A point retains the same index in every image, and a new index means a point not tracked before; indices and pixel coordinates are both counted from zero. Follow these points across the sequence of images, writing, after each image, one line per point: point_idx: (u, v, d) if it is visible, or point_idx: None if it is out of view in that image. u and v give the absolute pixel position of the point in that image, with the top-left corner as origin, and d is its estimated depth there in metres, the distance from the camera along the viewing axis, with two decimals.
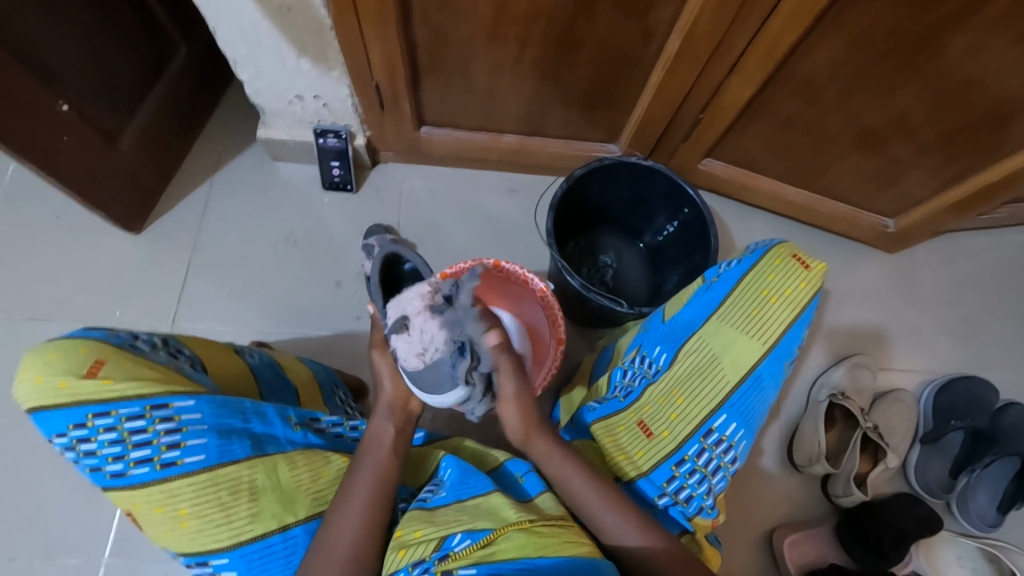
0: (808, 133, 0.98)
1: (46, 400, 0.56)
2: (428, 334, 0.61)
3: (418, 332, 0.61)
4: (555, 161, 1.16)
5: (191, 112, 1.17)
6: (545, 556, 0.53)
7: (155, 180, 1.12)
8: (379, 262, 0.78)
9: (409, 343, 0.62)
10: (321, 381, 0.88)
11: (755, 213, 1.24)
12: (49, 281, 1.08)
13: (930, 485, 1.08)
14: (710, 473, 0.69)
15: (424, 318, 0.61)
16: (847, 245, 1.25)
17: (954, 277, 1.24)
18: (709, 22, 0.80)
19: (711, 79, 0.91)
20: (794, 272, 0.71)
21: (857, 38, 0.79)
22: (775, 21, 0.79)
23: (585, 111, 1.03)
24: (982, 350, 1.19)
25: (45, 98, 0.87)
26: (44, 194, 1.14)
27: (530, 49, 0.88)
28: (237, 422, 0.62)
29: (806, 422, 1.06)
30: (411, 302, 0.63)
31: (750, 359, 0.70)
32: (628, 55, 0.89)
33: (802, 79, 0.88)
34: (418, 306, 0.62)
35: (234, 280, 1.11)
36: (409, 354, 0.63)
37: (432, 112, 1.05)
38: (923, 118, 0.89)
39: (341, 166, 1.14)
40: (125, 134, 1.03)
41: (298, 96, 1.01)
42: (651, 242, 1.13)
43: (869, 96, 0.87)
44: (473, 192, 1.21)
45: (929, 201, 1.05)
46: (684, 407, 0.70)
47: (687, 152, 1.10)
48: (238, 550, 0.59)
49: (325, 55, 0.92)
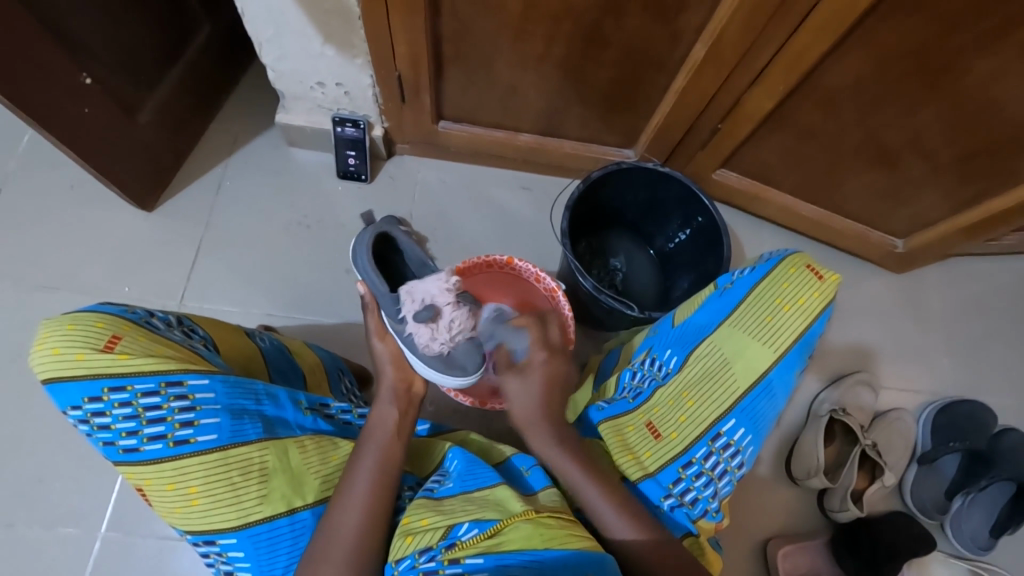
0: (825, 148, 0.99)
1: (63, 371, 0.56)
2: (455, 324, 0.73)
3: (446, 322, 0.73)
4: (570, 162, 1.16)
5: (209, 92, 1.17)
6: (552, 548, 0.54)
7: (171, 157, 1.12)
8: (370, 240, 0.80)
9: (436, 332, 0.73)
10: (328, 367, 0.88)
11: (765, 226, 1.25)
12: (59, 251, 1.08)
13: (925, 504, 1.08)
14: (717, 476, 0.69)
15: (455, 310, 0.73)
16: (855, 263, 1.26)
17: (958, 300, 1.25)
18: (736, 32, 0.81)
19: (734, 89, 0.92)
20: (808, 281, 0.72)
21: (880, 56, 0.80)
22: (802, 35, 0.80)
23: (605, 113, 1.03)
24: (983, 374, 1.20)
25: (69, 67, 0.87)
26: (58, 164, 1.14)
27: (556, 48, 0.88)
28: (250, 403, 0.62)
29: (806, 436, 1.06)
30: (439, 294, 0.73)
31: (761, 366, 0.71)
32: (652, 59, 0.90)
33: (824, 94, 0.89)
34: (450, 298, 0.73)
35: (243, 262, 1.11)
36: (432, 340, 0.73)
37: (452, 107, 1.06)
38: (941, 140, 0.90)
39: (357, 156, 1.14)
40: (144, 109, 1.04)
41: (319, 82, 1.02)
42: (661, 248, 1.13)
43: (888, 115, 0.88)
44: (487, 189, 1.21)
45: (940, 223, 1.06)
46: (693, 409, 0.70)
47: (703, 160, 1.10)
48: (246, 531, 0.59)
49: (351, 43, 0.93)
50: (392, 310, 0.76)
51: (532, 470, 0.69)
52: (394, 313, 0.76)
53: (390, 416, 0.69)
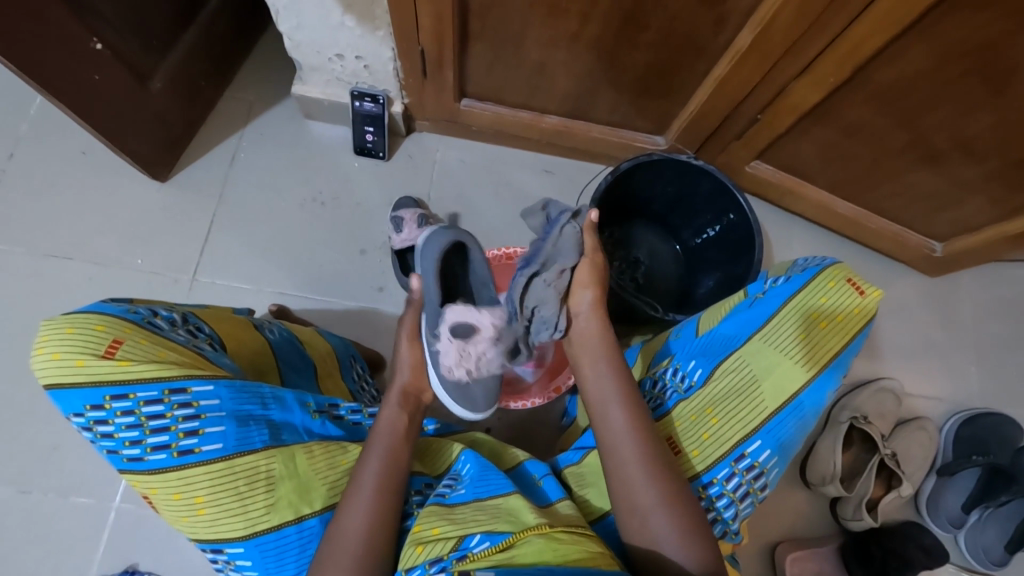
0: (871, 145, 0.93)
1: (63, 378, 0.55)
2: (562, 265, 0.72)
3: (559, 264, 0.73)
4: (597, 146, 1.11)
5: (224, 59, 1.13)
6: (563, 564, 0.52)
7: (185, 126, 1.09)
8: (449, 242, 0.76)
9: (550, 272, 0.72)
10: (339, 356, 0.87)
11: (796, 221, 1.20)
12: (72, 219, 1.06)
13: (940, 516, 1.06)
14: (738, 498, 0.67)
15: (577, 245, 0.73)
16: (887, 264, 1.20)
17: (992, 308, 1.20)
18: (789, 17, 0.74)
19: (779, 78, 0.86)
20: (848, 296, 0.69)
21: (945, 52, 0.73)
22: (862, 24, 0.73)
23: (637, 97, 0.98)
24: (1012, 386, 1.16)
25: (79, 32, 0.83)
26: (71, 129, 1.11)
27: (592, 28, 0.82)
28: (256, 408, 0.61)
29: (823, 442, 1.04)
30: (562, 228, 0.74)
31: (793, 385, 0.67)
32: (693, 44, 0.84)
33: (878, 88, 0.82)
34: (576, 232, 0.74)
35: (256, 238, 1.09)
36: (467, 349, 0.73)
37: (476, 84, 1.00)
38: (999, 145, 0.83)
39: (374, 132, 1.10)
40: (158, 76, 1.00)
41: (338, 54, 0.97)
42: (689, 242, 1.08)
43: (944, 115, 0.82)
44: (507, 171, 1.17)
45: (985, 229, 1.00)
46: (717, 428, 0.67)
47: (737, 151, 1.05)
48: (254, 540, 0.58)
49: (372, 14, 0.87)
50: (431, 322, 0.74)
51: (544, 480, 0.69)
52: (434, 322, 0.74)
53: (390, 414, 0.67)
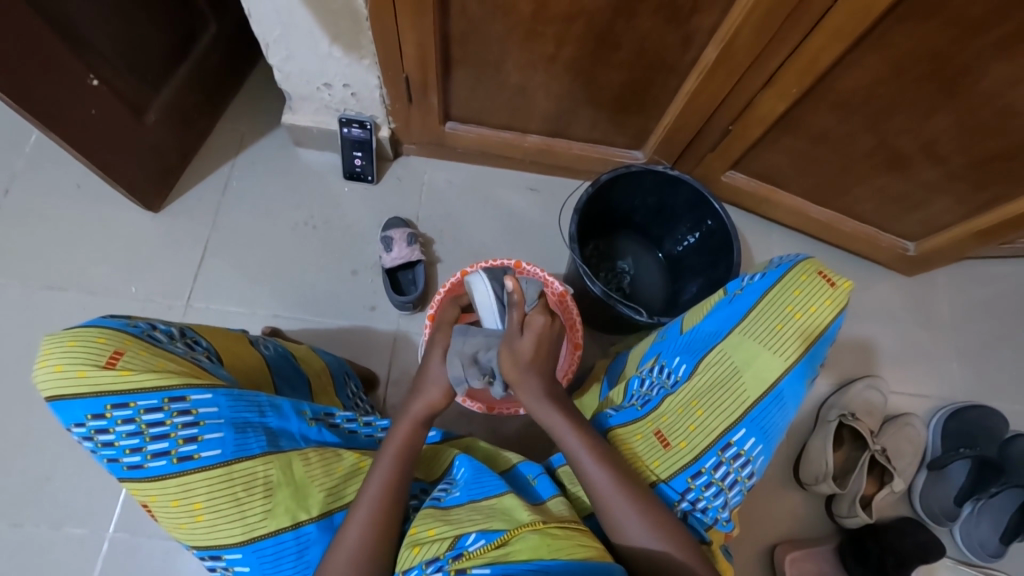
0: (838, 150, 0.98)
1: (64, 389, 0.56)
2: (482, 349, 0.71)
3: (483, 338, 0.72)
4: (578, 162, 1.15)
5: (215, 92, 1.17)
6: (557, 558, 0.53)
7: (178, 156, 1.12)
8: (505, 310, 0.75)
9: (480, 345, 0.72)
10: (334, 372, 0.89)
11: (775, 228, 1.24)
12: (67, 251, 1.08)
13: (934, 511, 1.07)
14: (727, 486, 0.69)
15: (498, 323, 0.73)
16: (864, 266, 1.25)
17: (969, 304, 1.24)
18: (751, 33, 0.79)
19: (746, 90, 0.91)
20: (820, 289, 0.71)
21: (897, 59, 0.78)
22: (818, 35, 0.78)
23: (614, 114, 1.02)
24: (994, 380, 1.19)
25: (78, 69, 0.87)
26: (66, 164, 1.14)
27: (566, 49, 0.87)
28: (254, 416, 0.62)
29: (814, 441, 1.05)
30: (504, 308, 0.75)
31: (772, 375, 0.70)
32: (663, 61, 0.89)
33: (839, 96, 0.87)
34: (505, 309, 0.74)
35: (249, 261, 1.11)
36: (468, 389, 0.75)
37: (460, 108, 1.05)
38: (958, 145, 0.88)
39: (363, 157, 1.14)
40: (150, 110, 1.03)
41: (326, 83, 1.01)
42: (670, 251, 1.13)
43: (902, 119, 0.87)
44: (494, 189, 1.21)
45: (953, 227, 1.04)
46: (703, 419, 0.70)
47: (713, 161, 1.09)
48: (251, 546, 0.59)
49: (358, 43, 0.92)
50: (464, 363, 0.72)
51: (538, 479, 0.70)
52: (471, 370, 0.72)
53: (412, 428, 0.68)
